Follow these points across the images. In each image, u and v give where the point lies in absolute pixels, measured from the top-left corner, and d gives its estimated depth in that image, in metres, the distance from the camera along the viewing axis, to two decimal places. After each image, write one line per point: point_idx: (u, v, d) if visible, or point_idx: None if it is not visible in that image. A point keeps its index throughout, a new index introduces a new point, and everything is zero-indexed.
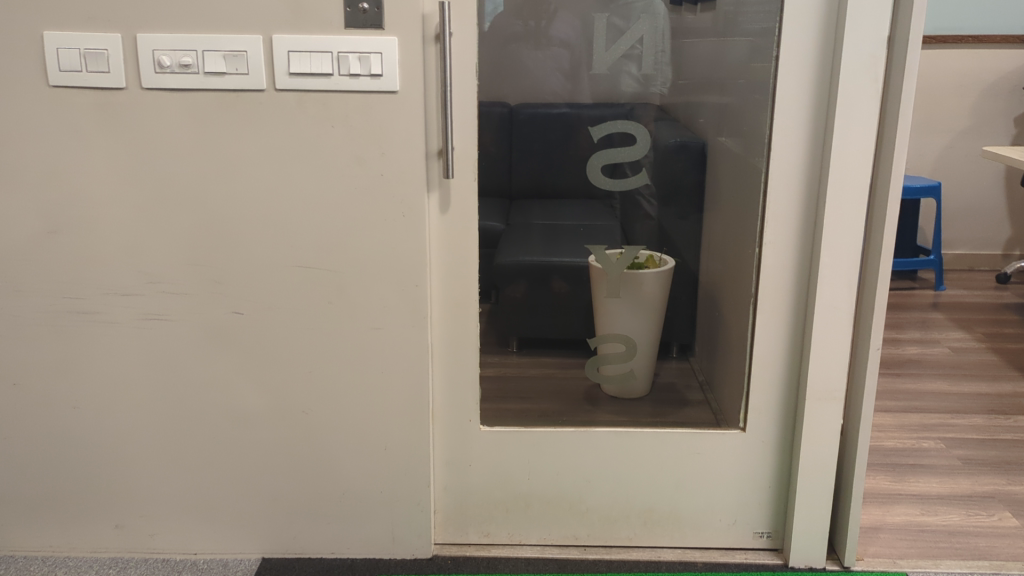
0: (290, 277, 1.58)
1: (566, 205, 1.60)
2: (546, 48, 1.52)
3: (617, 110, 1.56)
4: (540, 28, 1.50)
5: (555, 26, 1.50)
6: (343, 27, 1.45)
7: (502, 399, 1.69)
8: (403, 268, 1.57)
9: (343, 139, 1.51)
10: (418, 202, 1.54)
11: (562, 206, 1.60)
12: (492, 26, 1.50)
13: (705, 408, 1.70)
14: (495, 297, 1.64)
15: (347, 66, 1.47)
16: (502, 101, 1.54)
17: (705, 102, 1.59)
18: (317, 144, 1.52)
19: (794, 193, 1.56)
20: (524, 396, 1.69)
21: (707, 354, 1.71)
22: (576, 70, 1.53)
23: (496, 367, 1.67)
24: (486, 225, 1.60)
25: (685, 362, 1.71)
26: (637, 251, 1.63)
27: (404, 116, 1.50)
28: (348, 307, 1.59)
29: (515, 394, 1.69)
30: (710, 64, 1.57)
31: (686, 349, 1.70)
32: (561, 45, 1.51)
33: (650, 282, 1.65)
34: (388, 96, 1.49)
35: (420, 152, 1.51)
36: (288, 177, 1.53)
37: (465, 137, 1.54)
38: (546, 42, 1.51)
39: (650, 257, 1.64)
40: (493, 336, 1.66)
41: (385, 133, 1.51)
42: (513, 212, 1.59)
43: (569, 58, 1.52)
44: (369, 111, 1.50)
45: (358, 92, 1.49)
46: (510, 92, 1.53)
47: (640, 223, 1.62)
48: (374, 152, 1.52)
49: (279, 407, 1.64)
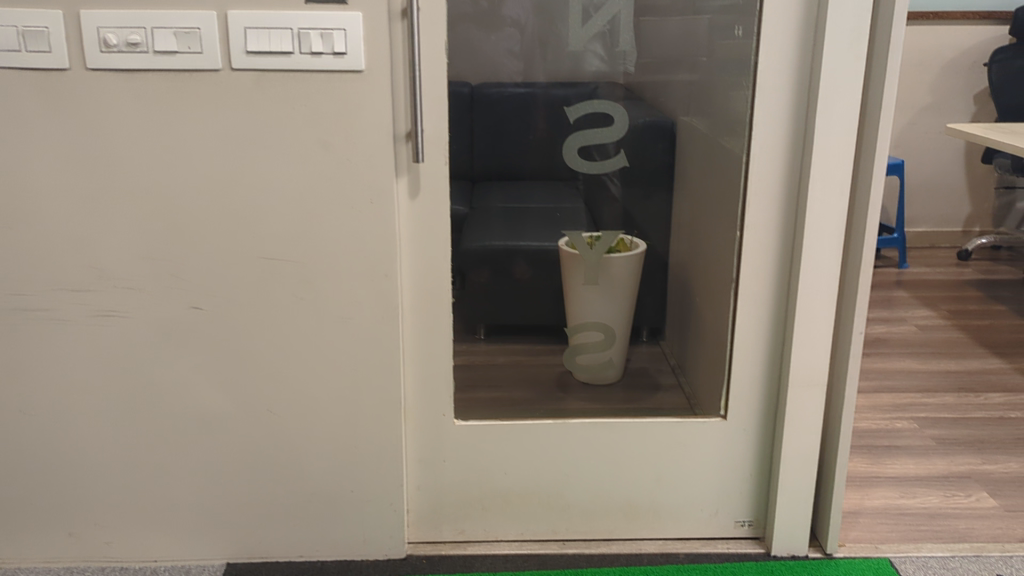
0: (251, 268, 1.50)
1: (528, 187, 1.55)
2: (498, 28, 1.45)
3: (581, 90, 1.50)
4: (492, 7, 1.44)
5: (508, 5, 1.44)
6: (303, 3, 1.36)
7: (469, 387, 1.63)
8: (371, 258, 1.49)
9: (307, 122, 1.43)
10: (386, 188, 1.46)
11: (523, 188, 1.54)
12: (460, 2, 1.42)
13: (678, 391, 1.69)
14: (461, 283, 1.57)
15: (309, 44, 1.38)
16: (463, 81, 1.47)
17: (673, 82, 1.58)
18: (279, 127, 1.43)
19: (776, 175, 1.51)
20: (491, 384, 1.64)
21: (677, 337, 1.71)
22: (529, 52, 1.47)
23: (460, 355, 1.61)
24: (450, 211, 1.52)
25: (655, 346, 1.70)
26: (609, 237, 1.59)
27: (371, 97, 1.42)
28: (313, 299, 1.51)
29: (483, 381, 1.64)
30: (672, 42, 1.56)
31: (656, 333, 1.69)
32: (512, 25, 1.45)
33: (621, 267, 1.63)
34: (353, 76, 1.41)
35: (387, 136, 1.44)
36: (247, 164, 1.45)
37: (435, 119, 1.47)
38: (498, 23, 1.45)
39: (621, 241, 1.60)
40: (462, 326, 1.60)
41: (350, 115, 1.43)
42: (478, 197, 1.53)
43: (521, 39, 1.46)
44: (333, 93, 1.41)
45: (321, 71, 1.40)
46: (472, 70, 1.47)
47: (605, 205, 1.57)
48: (337, 135, 1.43)
49: (241, 406, 1.56)
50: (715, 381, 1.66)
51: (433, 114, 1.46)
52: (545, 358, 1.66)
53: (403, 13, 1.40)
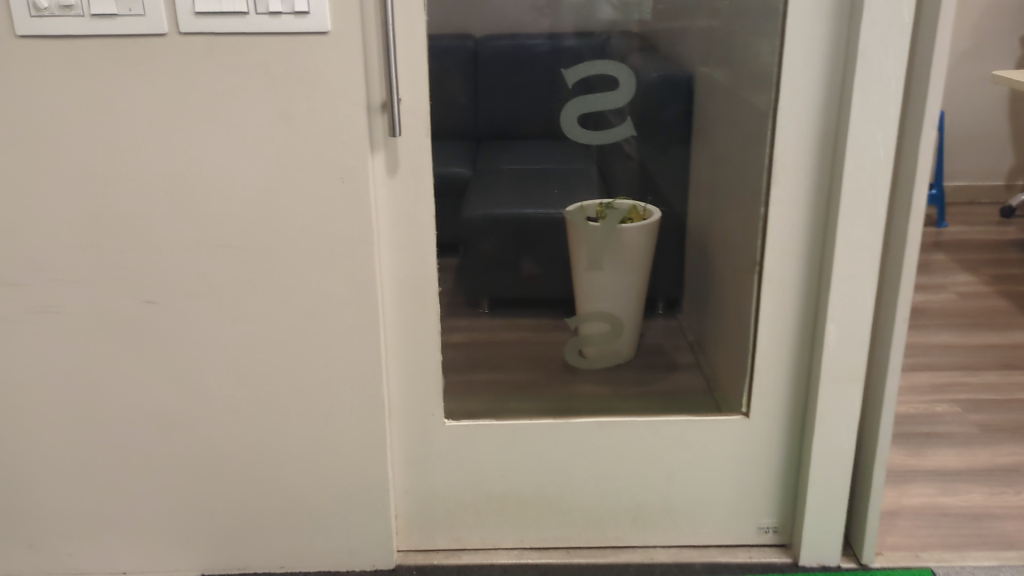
0: (212, 259, 1.33)
1: (535, 149, 1.48)
2: None
3: (590, 39, 1.42)
4: None
5: None
6: None
7: (471, 369, 1.51)
8: (345, 246, 1.33)
9: (266, 93, 1.25)
10: (359, 166, 1.29)
11: (530, 150, 1.48)
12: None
13: (694, 370, 1.66)
14: (462, 251, 1.45)
15: (265, 3, 1.20)
16: (468, 34, 1.33)
17: (689, 32, 1.57)
18: (235, 99, 1.25)
19: (807, 143, 1.31)
20: (494, 365, 1.54)
21: (695, 310, 1.71)
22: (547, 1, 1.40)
23: (464, 331, 1.49)
24: (450, 171, 1.37)
25: (672, 320, 1.69)
26: (618, 202, 1.53)
27: (338, 62, 1.23)
28: (283, 292, 1.35)
29: (485, 362, 1.53)
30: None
31: (671, 305, 1.68)
32: None
33: (633, 237, 1.58)
34: (318, 38, 1.22)
35: (359, 107, 1.26)
36: (202, 142, 1.28)
37: (414, 86, 1.29)
38: None
39: (633, 208, 1.55)
40: (465, 299, 1.48)
41: (316, 84, 1.24)
42: (480, 158, 1.43)
43: None
44: (295, 58, 1.23)
45: (281, 34, 1.22)
46: (475, 22, 1.33)
47: (621, 164, 1.50)
48: (303, 107, 1.26)
49: (208, 409, 1.41)
50: (730, 360, 1.59)
51: (412, 80, 1.29)
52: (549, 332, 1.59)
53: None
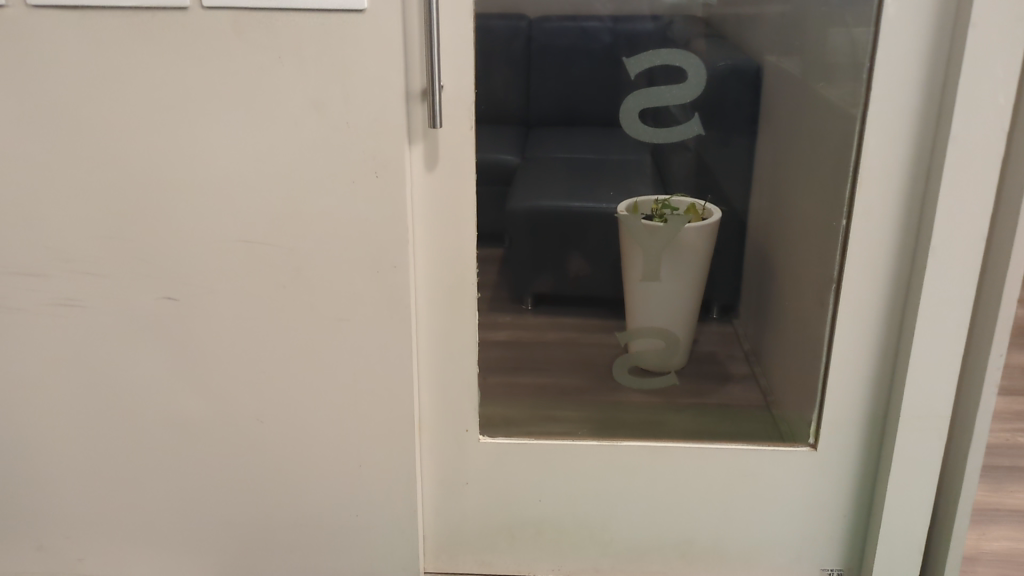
0: (233, 255, 1.23)
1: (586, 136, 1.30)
2: None
3: (656, 24, 1.25)
4: None
5: None
6: None
7: (512, 372, 1.38)
8: (377, 245, 1.21)
9: (297, 76, 1.14)
10: (395, 159, 1.17)
11: (580, 136, 1.30)
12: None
13: (751, 384, 1.46)
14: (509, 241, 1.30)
15: None
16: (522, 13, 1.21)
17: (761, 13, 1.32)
18: (262, 82, 1.14)
19: (898, 149, 1.17)
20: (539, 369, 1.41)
21: (753, 319, 1.48)
22: None
23: (507, 328, 1.35)
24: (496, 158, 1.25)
25: (727, 325, 1.46)
26: (674, 199, 1.33)
27: (376, 43, 1.11)
28: (308, 293, 1.24)
29: (529, 362, 1.40)
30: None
31: (728, 310, 1.45)
32: None
33: (694, 238, 1.37)
34: (354, 17, 1.10)
35: (396, 94, 1.14)
36: (224, 127, 1.16)
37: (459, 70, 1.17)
38: None
39: (693, 206, 1.35)
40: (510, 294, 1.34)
41: (351, 67, 1.13)
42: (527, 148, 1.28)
43: None
44: (328, 38, 1.11)
45: (315, 10, 1.10)
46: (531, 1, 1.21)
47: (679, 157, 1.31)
48: (334, 93, 1.14)
49: (226, 414, 1.31)
50: (792, 374, 1.42)
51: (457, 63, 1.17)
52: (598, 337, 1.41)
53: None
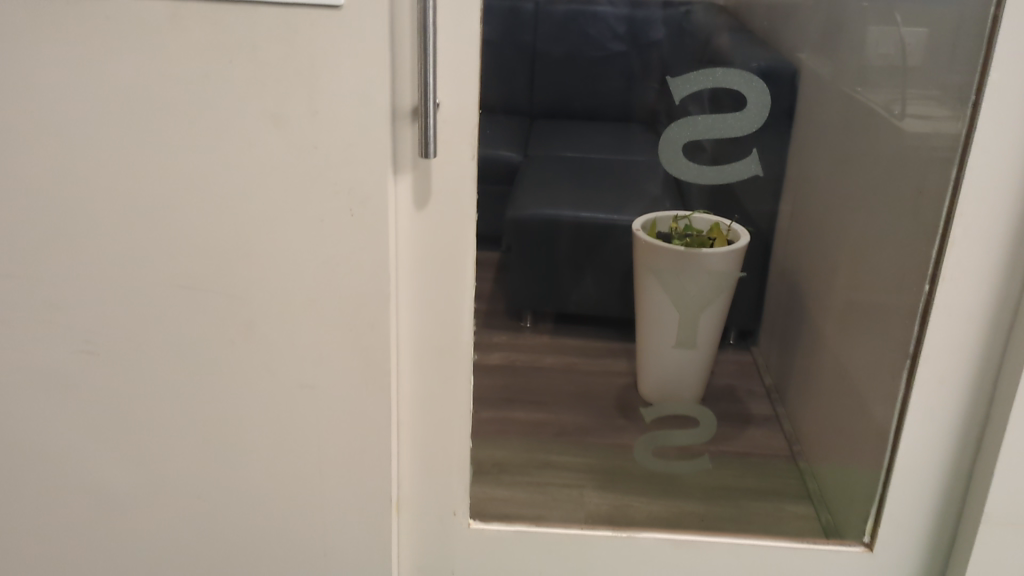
0: (171, 303, 0.99)
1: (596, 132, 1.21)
2: None
3: (669, 12, 1.16)
4: None
5: None
6: None
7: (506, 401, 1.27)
8: (350, 298, 0.98)
9: (256, 86, 0.90)
10: (375, 195, 0.94)
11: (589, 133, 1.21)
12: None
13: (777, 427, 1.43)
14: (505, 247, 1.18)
15: None
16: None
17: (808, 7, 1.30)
18: (213, 93, 0.90)
19: (1004, 203, 0.95)
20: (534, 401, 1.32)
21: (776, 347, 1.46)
22: None
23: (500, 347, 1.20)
24: (490, 156, 1.08)
25: (745, 356, 1.42)
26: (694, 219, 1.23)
27: (356, 48, 0.88)
28: (263, 352, 1.01)
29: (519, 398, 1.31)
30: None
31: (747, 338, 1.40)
32: None
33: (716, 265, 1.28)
34: (329, 13, 0.87)
35: (379, 115, 0.90)
36: (161, 149, 0.93)
37: (460, 86, 0.93)
38: None
39: (718, 228, 1.25)
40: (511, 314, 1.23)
41: (324, 78, 0.89)
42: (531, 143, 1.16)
43: None
44: (294, 42, 0.88)
45: (280, 4, 0.87)
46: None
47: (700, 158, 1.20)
48: (302, 110, 0.91)
49: (161, 489, 1.08)
50: (827, 418, 1.43)
51: (457, 77, 0.92)
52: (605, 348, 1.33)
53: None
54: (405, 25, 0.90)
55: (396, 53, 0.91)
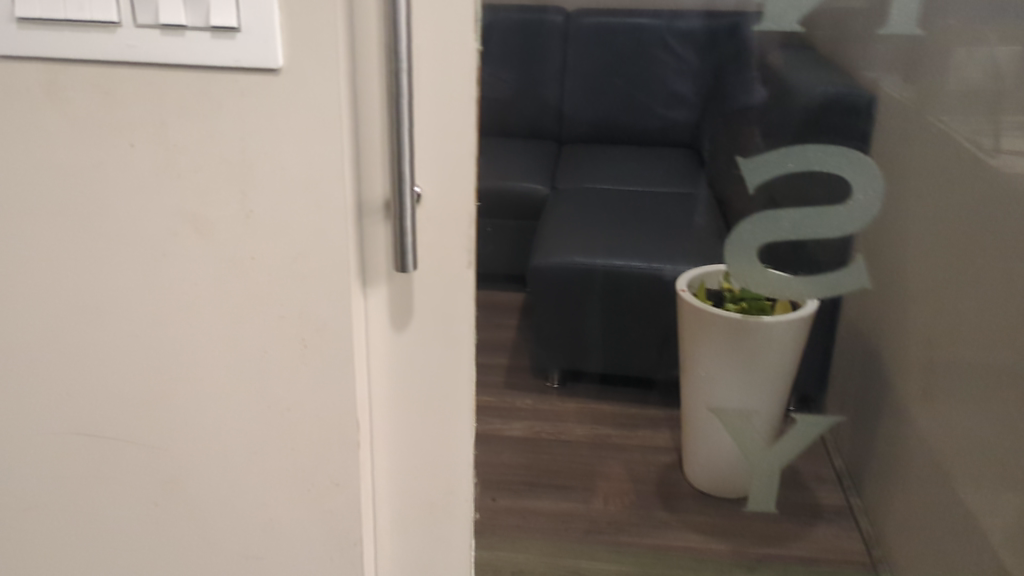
0: (72, 454, 0.75)
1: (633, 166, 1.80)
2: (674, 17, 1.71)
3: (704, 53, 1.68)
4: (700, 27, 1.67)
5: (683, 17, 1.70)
6: None
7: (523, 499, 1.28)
8: (305, 452, 0.73)
9: (168, 178, 0.65)
10: (333, 321, 0.68)
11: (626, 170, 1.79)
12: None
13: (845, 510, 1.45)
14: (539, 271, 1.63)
15: (148, 6, 0.59)
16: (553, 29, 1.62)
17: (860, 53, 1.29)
18: (110, 187, 0.66)
19: None
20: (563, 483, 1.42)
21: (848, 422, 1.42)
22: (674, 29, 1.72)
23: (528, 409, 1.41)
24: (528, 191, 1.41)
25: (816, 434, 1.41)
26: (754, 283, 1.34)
27: (302, 128, 0.63)
28: (196, 516, 0.77)
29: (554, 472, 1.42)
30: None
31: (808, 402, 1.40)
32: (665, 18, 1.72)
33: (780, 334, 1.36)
34: (262, 80, 0.61)
35: (336, 217, 0.65)
36: (43, 259, 0.68)
37: (450, 173, 0.67)
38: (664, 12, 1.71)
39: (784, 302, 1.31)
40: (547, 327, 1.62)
41: (260, 167, 0.64)
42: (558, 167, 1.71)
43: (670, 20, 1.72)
44: (215, 118, 0.63)
45: (191, 68, 0.62)
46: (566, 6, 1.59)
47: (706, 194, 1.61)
48: (229, 208, 0.66)
49: None
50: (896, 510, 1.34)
51: (446, 160, 0.67)
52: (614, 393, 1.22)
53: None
54: (372, 91, 0.64)
55: (359, 128, 0.65)
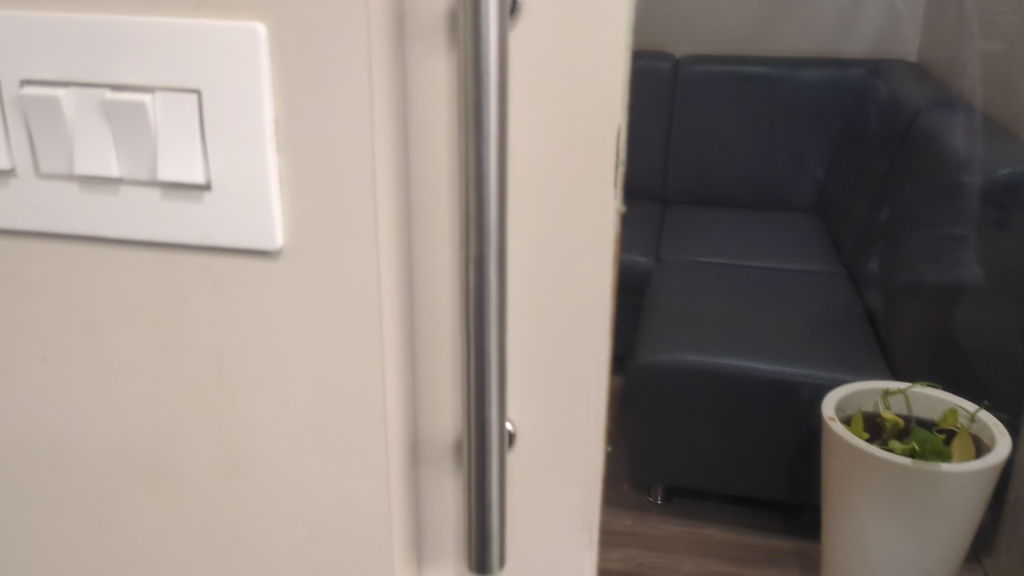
0: None
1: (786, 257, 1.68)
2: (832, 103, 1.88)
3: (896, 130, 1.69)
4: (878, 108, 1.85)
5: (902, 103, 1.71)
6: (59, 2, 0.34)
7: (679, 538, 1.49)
8: None
9: (106, 414, 0.40)
10: None
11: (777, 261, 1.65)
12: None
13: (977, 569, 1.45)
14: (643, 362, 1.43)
15: (62, 147, 0.34)
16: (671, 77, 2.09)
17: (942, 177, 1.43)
18: (21, 421, 0.41)
19: None
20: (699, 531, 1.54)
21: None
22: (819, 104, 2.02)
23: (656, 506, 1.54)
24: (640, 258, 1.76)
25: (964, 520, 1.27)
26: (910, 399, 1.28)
27: (319, 342, 0.37)
28: None
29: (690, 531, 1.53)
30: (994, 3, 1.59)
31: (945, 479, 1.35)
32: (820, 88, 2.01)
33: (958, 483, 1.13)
34: (251, 267, 0.36)
35: (374, 483, 0.39)
36: None
37: (567, 405, 0.41)
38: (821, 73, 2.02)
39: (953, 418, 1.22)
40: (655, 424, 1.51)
41: (252, 401, 0.39)
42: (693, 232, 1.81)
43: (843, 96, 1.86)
44: (176, 323, 0.38)
45: (133, 246, 0.37)
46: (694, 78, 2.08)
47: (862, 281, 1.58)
48: (200, 459, 0.40)
49: None
50: None
51: (561, 386, 0.40)
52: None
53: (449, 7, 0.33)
54: (435, 277, 0.38)
55: (414, 331, 0.40)
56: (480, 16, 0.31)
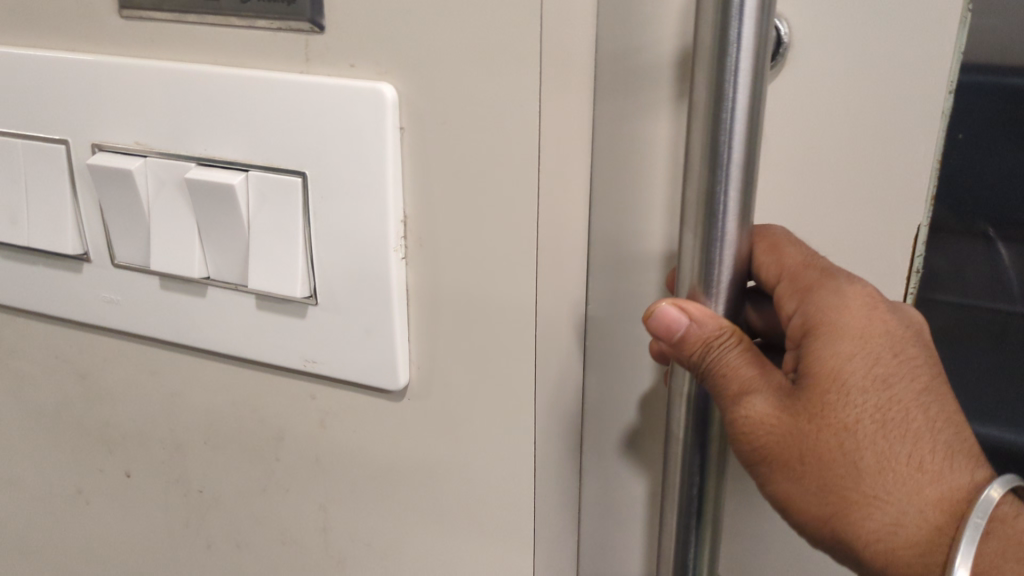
0: None
1: None
2: None
3: None
4: None
5: None
6: (147, 53, 0.25)
7: None
8: None
9: (194, 554, 0.32)
10: None
11: None
12: (987, 30, 0.23)
13: None
14: None
15: (141, 233, 0.26)
16: None
17: None
18: (102, 546, 0.33)
19: None
20: None
21: None
22: None
23: None
24: None
25: None
26: None
27: (452, 517, 0.27)
28: None
29: None
30: None
31: None
32: None
33: None
34: (368, 406, 0.26)
35: None
36: None
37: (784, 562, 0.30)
38: None
39: None
40: None
41: None
42: None
43: None
44: (271, 462, 0.29)
45: (227, 364, 0.28)
46: None
47: None
48: None
49: None
50: None
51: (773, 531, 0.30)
52: (900, 509, 0.21)
53: (682, 52, 0.26)
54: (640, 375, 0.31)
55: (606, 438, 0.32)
56: (723, 73, 0.20)
